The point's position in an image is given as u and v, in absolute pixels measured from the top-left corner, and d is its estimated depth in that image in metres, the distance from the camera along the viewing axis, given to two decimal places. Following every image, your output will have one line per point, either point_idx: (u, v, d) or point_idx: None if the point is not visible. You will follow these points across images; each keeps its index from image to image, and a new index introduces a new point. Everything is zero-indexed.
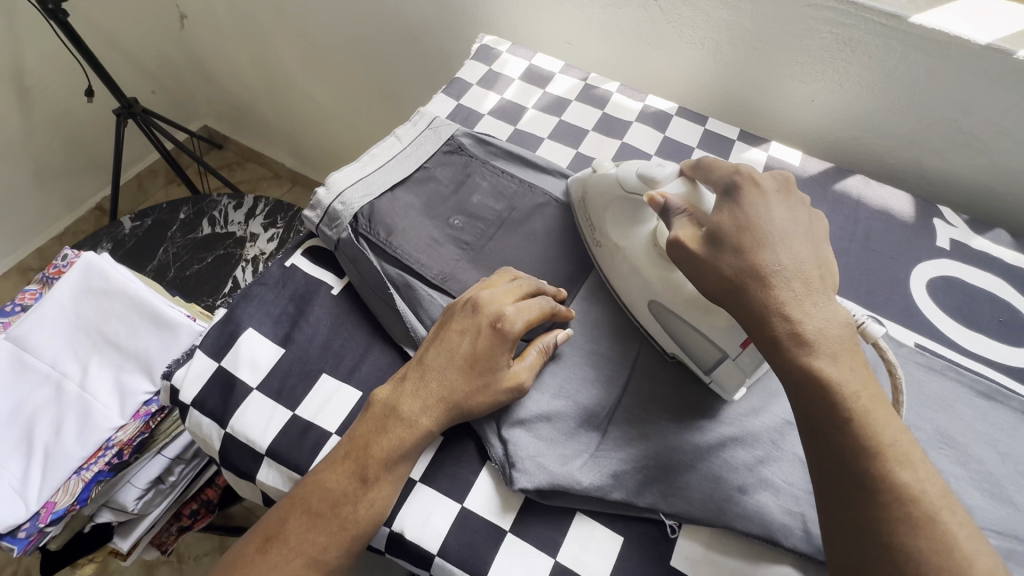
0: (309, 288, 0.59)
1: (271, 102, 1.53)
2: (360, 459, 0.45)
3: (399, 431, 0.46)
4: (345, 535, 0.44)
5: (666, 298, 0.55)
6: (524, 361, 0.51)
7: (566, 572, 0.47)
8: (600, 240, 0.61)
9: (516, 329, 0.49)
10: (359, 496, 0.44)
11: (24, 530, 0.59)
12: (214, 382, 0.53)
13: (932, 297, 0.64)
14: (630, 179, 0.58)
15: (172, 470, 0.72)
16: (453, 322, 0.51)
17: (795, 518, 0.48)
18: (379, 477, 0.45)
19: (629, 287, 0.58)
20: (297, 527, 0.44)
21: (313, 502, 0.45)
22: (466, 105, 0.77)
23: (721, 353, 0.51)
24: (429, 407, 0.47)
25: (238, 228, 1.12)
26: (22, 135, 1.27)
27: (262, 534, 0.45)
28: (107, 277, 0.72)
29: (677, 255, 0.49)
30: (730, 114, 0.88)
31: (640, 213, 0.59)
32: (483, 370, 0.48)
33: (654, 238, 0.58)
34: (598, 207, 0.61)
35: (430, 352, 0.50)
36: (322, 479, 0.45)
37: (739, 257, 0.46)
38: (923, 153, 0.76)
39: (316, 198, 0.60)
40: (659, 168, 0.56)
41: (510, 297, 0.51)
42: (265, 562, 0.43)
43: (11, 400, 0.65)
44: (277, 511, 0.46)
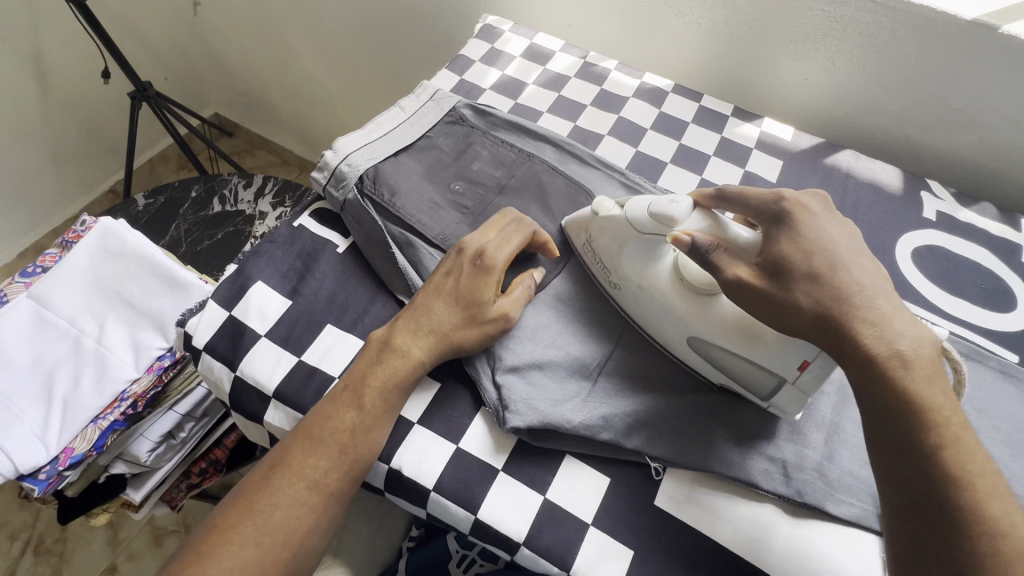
0: (315, 246, 0.62)
1: (280, 88, 1.56)
2: (358, 388, 0.50)
3: (393, 361, 0.51)
4: (345, 457, 0.48)
5: (709, 333, 0.51)
6: (510, 297, 0.54)
7: (555, 508, 0.50)
8: (617, 281, 0.57)
9: (496, 262, 0.54)
10: (357, 419, 0.49)
11: (44, 472, 0.62)
12: (225, 330, 0.56)
13: (917, 265, 0.66)
14: (642, 220, 0.54)
15: (183, 427, 0.75)
16: (441, 266, 0.56)
17: (776, 464, 0.51)
18: (375, 402, 0.49)
19: (665, 326, 0.54)
20: (300, 453, 0.48)
21: (314, 429, 0.48)
22: (469, 80, 0.80)
23: (778, 379, 0.49)
24: (420, 339, 0.52)
25: (248, 206, 1.15)
26: (40, 116, 1.31)
27: (268, 463, 0.48)
28: (124, 240, 0.75)
29: (739, 296, 0.46)
30: (727, 94, 0.90)
31: (653, 250, 0.55)
32: (470, 303, 0.53)
33: (677, 274, 0.54)
34: (612, 249, 0.57)
35: (422, 293, 0.54)
36: (323, 408, 0.49)
37: (812, 284, 0.44)
38: (912, 129, 0.78)
39: (324, 160, 0.63)
40: (669, 206, 0.51)
41: (492, 236, 0.56)
42: (271, 486, 0.47)
43: (32, 353, 0.69)
44: (282, 442, 0.49)
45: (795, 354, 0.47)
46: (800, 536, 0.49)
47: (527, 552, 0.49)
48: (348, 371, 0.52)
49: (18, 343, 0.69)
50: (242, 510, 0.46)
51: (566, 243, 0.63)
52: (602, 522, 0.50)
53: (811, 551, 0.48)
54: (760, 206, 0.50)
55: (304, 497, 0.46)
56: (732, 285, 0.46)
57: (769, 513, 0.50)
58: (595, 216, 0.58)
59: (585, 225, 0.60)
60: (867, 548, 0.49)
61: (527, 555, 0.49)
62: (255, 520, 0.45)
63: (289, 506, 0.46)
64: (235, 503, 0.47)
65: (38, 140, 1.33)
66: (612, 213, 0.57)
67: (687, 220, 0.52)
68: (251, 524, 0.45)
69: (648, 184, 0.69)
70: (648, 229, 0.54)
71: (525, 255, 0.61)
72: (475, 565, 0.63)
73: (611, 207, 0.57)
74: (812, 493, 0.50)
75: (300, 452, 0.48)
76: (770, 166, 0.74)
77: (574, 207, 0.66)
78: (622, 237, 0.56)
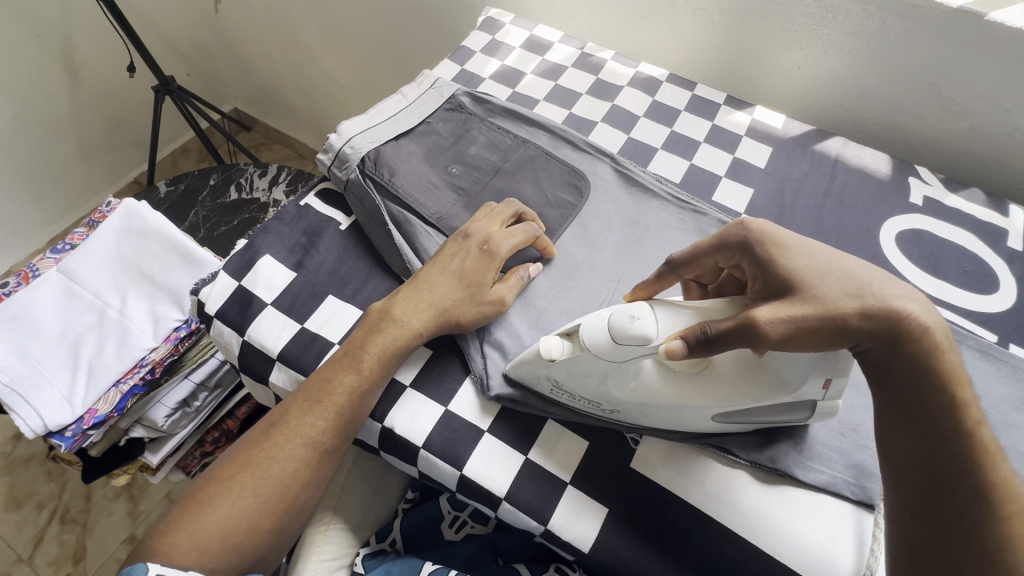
0: (320, 224, 0.66)
1: (296, 83, 1.61)
2: (357, 356, 0.53)
3: (393, 332, 0.54)
4: (340, 420, 0.52)
5: (730, 408, 0.48)
6: (507, 283, 0.58)
7: (535, 467, 0.53)
8: (613, 406, 0.52)
9: (501, 250, 0.57)
10: (355, 387, 0.52)
11: (71, 430, 0.68)
12: (234, 298, 0.61)
13: (901, 248, 0.68)
14: (604, 346, 0.47)
15: (197, 396, 0.79)
16: (445, 249, 0.59)
17: (766, 456, 0.53)
18: (372, 371, 0.53)
19: (683, 421, 0.51)
20: (300, 413, 0.51)
21: (315, 392, 0.52)
22: (469, 70, 0.84)
23: (809, 401, 0.49)
24: (418, 314, 0.55)
25: (263, 194, 1.20)
26: (70, 108, 1.38)
27: (268, 420, 0.53)
28: (146, 220, 0.81)
29: (788, 338, 0.41)
30: (722, 84, 0.92)
31: (631, 371, 0.49)
32: (468, 285, 0.56)
33: (664, 368, 0.49)
34: (590, 383, 0.50)
35: (423, 273, 0.57)
36: (323, 373, 0.53)
37: (831, 278, 0.43)
38: (904, 116, 0.79)
39: (329, 143, 0.67)
40: (633, 324, 0.45)
41: (497, 225, 0.59)
42: (272, 440, 0.51)
43: (61, 322, 0.74)
44: (283, 403, 0.53)
45: (820, 376, 0.46)
46: (769, 499, 0.52)
47: (508, 507, 0.52)
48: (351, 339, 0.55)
49: (48, 312, 0.74)
50: (245, 461, 0.50)
51: (525, 389, 0.56)
52: (580, 482, 0.53)
53: (780, 513, 0.51)
54: (721, 249, 0.50)
55: (301, 454, 0.51)
56: (775, 333, 0.41)
57: (741, 477, 0.53)
58: (551, 362, 0.50)
59: (543, 370, 0.52)
60: (837, 514, 0.51)
61: (508, 509, 0.52)
62: (255, 471, 0.50)
63: (287, 461, 0.50)
64: (239, 453, 0.51)
65: (68, 132, 1.40)
66: (567, 351, 0.49)
67: (658, 327, 0.46)
68: (252, 474, 0.50)
69: (638, 168, 0.72)
70: (614, 354, 0.47)
71: None
72: (467, 526, 0.66)
73: (560, 344, 0.50)
74: (785, 460, 0.52)
75: (300, 412, 0.51)
76: (759, 153, 0.76)
77: (565, 190, 0.69)
78: (596, 370, 0.49)
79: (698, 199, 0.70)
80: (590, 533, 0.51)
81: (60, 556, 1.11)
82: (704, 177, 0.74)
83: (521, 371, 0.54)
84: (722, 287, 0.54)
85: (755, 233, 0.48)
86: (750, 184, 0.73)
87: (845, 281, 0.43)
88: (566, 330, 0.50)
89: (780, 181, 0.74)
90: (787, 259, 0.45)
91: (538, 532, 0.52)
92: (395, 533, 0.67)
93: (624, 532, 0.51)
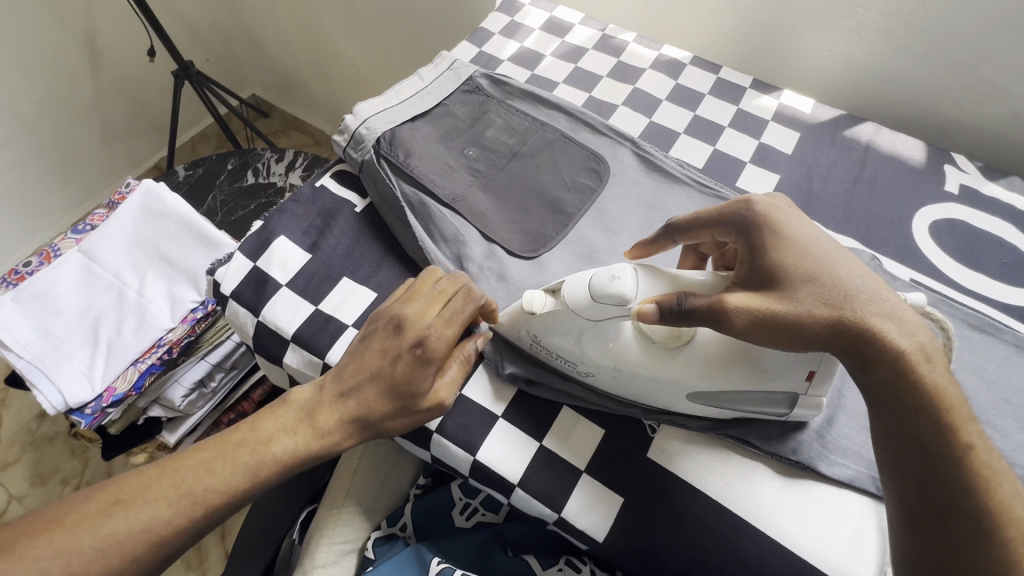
0: (335, 206, 0.66)
1: (313, 69, 1.61)
2: (254, 457, 0.46)
3: (306, 436, 0.48)
4: (205, 521, 0.44)
5: (706, 384, 0.48)
6: (446, 379, 0.50)
7: (550, 454, 0.52)
8: (587, 368, 0.52)
9: (438, 351, 0.48)
10: (238, 487, 0.45)
11: (90, 408, 0.69)
12: (249, 279, 0.60)
13: (935, 238, 0.65)
14: (583, 303, 0.46)
15: (213, 376, 0.79)
16: (375, 341, 0.50)
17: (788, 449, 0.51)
18: (265, 474, 0.46)
19: (659, 392, 0.50)
20: (157, 498, 0.43)
21: (186, 482, 0.44)
22: (488, 52, 0.82)
23: (791, 395, 0.49)
24: (333, 422, 0.48)
25: (279, 179, 1.20)
26: (92, 92, 1.39)
27: (111, 493, 0.42)
28: (164, 201, 0.81)
29: (750, 329, 0.41)
30: (748, 67, 0.89)
31: (609, 332, 0.49)
32: (396, 396, 0.48)
33: (644, 338, 0.49)
34: (566, 343, 0.50)
35: (345, 369, 0.49)
36: (205, 459, 0.45)
37: (813, 286, 0.41)
38: (941, 101, 0.76)
39: (344, 124, 0.67)
40: (612, 285, 0.44)
41: (434, 311, 0.50)
42: (106, 526, 0.41)
43: (81, 300, 0.75)
44: (142, 474, 0.44)
45: (803, 365, 0.46)
46: (790, 493, 0.50)
47: (522, 494, 0.51)
48: (245, 425, 0.48)
49: (68, 290, 0.75)
50: (57, 543, 0.39)
51: (506, 346, 0.56)
52: (594, 469, 0.52)
53: (801, 507, 0.49)
54: (723, 222, 0.47)
55: (135, 554, 0.41)
56: (739, 321, 0.41)
57: (760, 471, 0.51)
58: (531, 314, 0.50)
59: (523, 324, 0.52)
60: (860, 510, 0.49)
61: (521, 496, 0.51)
62: (67, 562, 0.39)
63: (114, 558, 0.40)
64: (50, 529, 0.40)
65: (90, 116, 1.42)
66: (549, 307, 0.49)
67: (637, 289, 0.45)
68: (60, 564, 0.39)
69: (660, 153, 0.70)
70: (592, 312, 0.46)
71: (532, 218, 0.63)
72: (478, 514, 0.65)
73: (543, 299, 0.49)
74: (807, 451, 0.51)
75: (157, 500, 0.43)
76: (786, 138, 0.74)
77: (584, 174, 0.67)
78: (573, 328, 0.49)
79: (721, 185, 0.68)
80: (603, 522, 0.50)
81: None
82: (728, 163, 0.71)
83: (504, 325, 0.54)
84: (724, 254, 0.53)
85: (758, 214, 0.46)
86: (776, 170, 0.71)
87: (830, 290, 0.41)
88: (551, 287, 0.49)
89: (807, 167, 0.71)
90: (782, 254, 0.43)
91: (552, 519, 0.51)
92: (405, 518, 0.67)
93: (638, 522, 0.50)
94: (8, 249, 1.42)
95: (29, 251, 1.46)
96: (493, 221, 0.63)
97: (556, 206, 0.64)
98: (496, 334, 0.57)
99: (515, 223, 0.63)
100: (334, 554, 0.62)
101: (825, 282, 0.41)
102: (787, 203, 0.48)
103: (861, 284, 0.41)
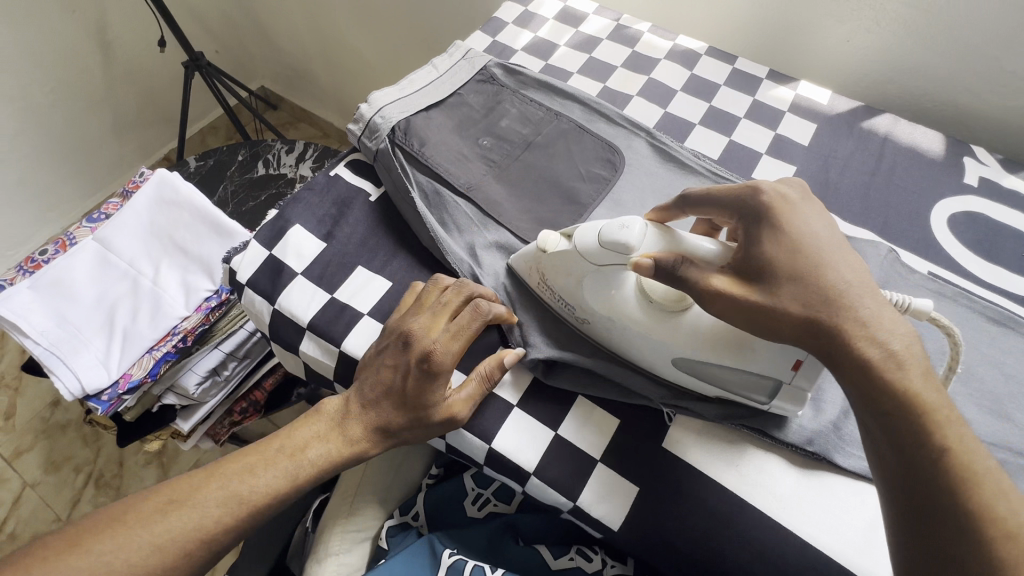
0: (350, 195, 0.66)
1: (322, 60, 1.60)
2: (289, 462, 0.49)
3: (337, 444, 0.50)
4: (251, 521, 0.47)
5: (694, 353, 0.49)
6: (460, 393, 0.50)
7: (565, 443, 0.52)
8: (584, 315, 0.54)
9: (447, 363, 0.48)
10: (279, 490, 0.48)
11: (107, 394, 0.70)
12: (265, 267, 0.61)
13: (953, 231, 0.64)
14: (591, 245, 0.49)
15: (227, 365, 0.80)
16: (388, 355, 0.51)
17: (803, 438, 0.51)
18: (302, 479, 0.49)
19: (645, 352, 0.52)
20: (206, 500, 0.46)
21: (230, 487, 0.47)
22: (501, 42, 0.82)
23: (773, 381, 0.48)
24: (361, 432, 0.50)
25: (289, 170, 1.20)
26: (103, 83, 1.39)
27: (167, 495, 0.46)
28: (178, 190, 0.81)
29: (726, 313, 0.43)
30: (764, 58, 0.88)
31: (612, 282, 0.51)
32: (412, 409, 0.49)
33: (644, 296, 0.51)
34: (569, 285, 0.53)
35: (363, 382, 0.51)
36: (247, 463, 0.48)
37: (795, 287, 0.41)
38: (961, 93, 0.75)
39: (359, 113, 0.67)
40: (620, 232, 0.47)
41: (444, 323, 0.50)
42: (162, 524, 0.44)
43: (97, 289, 0.76)
44: (193, 477, 0.48)
45: (788, 355, 0.46)
46: (806, 484, 0.50)
47: (537, 482, 0.52)
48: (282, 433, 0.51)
49: (85, 279, 0.76)
50: (120, 538, 0.43)
51: (517, 279, 0.59)
52: (609, 458, 0.52)
53: (817, 498, 0.49)
54: (734, 204, 0.47)
55: (188, 551, 0.44)
56: (719, 305, 0.43)
57: (776, 462, 0.51)
58: (543, 254, 0.54)
59: (535, 263, 0.55)
60: (875, 501, 0.49)
61: (536, 484, 0.52)
62: (128, 557, 0.43)
63: (170, 553, 0.44)
64: (114, 526, 0.44)
65: (100, 107, 1.42)
66: (561, 248, 0.52)
67: (643, 240, 0.47)
68: (121, 558, 0.43)
69: (674, 143, 0.69)
70: (599, 254, 0.49)
71: (547, 208, 0.63)
72: (490, 504, 0.66)
73: (558, 240, 0.53)
74: (823, 443, 0.51)
75: (206, 501, 0.46)
76: (803, 130, 0.73)
77: (598, 164, 0.67)
78: (578, 271, 0.52)
79: (737, 176, 0.68)
80: (617, 511, 0.50)
81: None
82: (744, 154, 0.71)
83: (517, 260, 0.58)
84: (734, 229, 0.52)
85: (765, 204, 0.45)
86: (792, 162, 0.70)
87: (814, 291, 0.40)
88: (567, 231, 0.53)
89: (824, 159, 0.70)
90: (770, 248, 0.43)
91: (567, 507, 0.51)
92: (418, 507, 0.67)
93: (652, 511, 0.50)
94: (21, 239, 1.43)
95: (41, 241, 1.47)
96: (508, 211, 0.63)
97: (571, 196, 0.64)
98: (508, 268, 0.60)
99: (530, 213, 0.63)
100: (348, 541, 0.63)
101: (811, 284, 0.40)
102: (800, 194, 0.47)
103: (852, 289, 0.40)
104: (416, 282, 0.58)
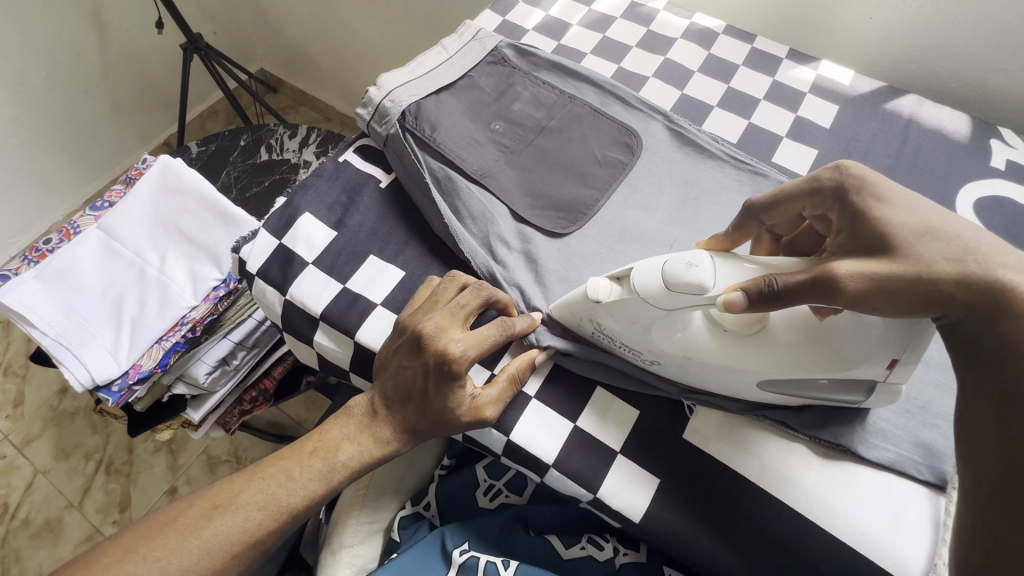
0: (359, 181, 0.64)
1: (322, 42, 1.56)
2: (326, 464, 0.49)
3: (369, 446, 0.50)
4: (291, 523, 0.48)
5: (781, 373, 0.47)
6: (490, 392, 0.49)
7: (584, 435, 0.52)
8: (654, 357, 0.50)
9: (465, 365, 0.46)
10: (315, 492, 0.48)
11: (117, 385, 0.69)
12: (276, 256, 0.60)
13: (978, 216, 0.63)
14: (658, 293, 0.44)
15: (236, 354, 0.78)
16: (403, 357, 0.49)
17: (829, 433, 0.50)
18: (337, 480, 0.49)
19: (725, 380, 0.49)
20: (247, 504, 0.46)
21: (269, 491, 0.47)
22: (512, 21, 0.79)
23: (868, 381, 0.46)
24: (391, 431, 0.50)
25: (293, 155, 1.18)
26: (100, 69, 1.37)
27: (209, 501, 0.46)
28: (182, 177, 0.79)
29: (864, 296, 0.38)
30: (784, 37, 0.85)
31: (678, 323, 0.48)
32: (436, 410, 0.48)
33: (715, 326, 0.48)
34: (633, 331, 0.49)
35: (386, 383, 0.50)
36: (283, 467, 0.48)
37: (931, 241, 0.39)
38: (988, 72, 0.72)
39: (367, 96, 0.65)
40: (690, 272, 0.42)
41: (460, 327, 0.49)
42: (208, 529, 0.45)
43: (103, 279, 0.75)
44: (231, 482, 0.48)
45: (885, 355, 0.44)
46: (830, 476, 0.49)
47: (556, 474, 0.51)
48: (315, 434, 0.50)
49: (91, 269, 0.75)
50: (170, 545, 0.44)
51: (565, 328, 0.55)
52: (629, 451, 0.51)
53: (842, 489, 0.48)
54: (813, 193, 0.45)
55: (235, 554, 0.45)
56: (853, 288, 0.38)
57: (798, 453, 0.50)
58: (598, 304, 0.48)
59: (587, 312, 0.50)
60: (899, 493, 0.48)
61: (556, 476, 0.51)
62: (179, 561, 0.43)
63: (218, 557, 0.44)
64: (162, 532, 0.44)
65: (97, 92, 1.39)
66: (617, 296, 0.47)
67: (716, 276, 0.42)
68: (171, 563, 0.43)
69: (693, 126, 0.67)
70: (668, 301, 0.44)
71: (565, 194, 0.61)
72: (502, 495, 0.65)
73: (609, 286, 0.48)
74: (847, 434, 0.49)
75: (247, 506, 0.46)
76: (824, 112, 0.71)
77: (615, 148, 0.65)
78: (642, 318, 0.47)
79: (757, 160, 0.65)
80: (638, 504, 0.50)
81: (107, 504, 1.16)
82: (764, 138, 0.69)
83: (566, 310, 0.52)
84: (798, 242, 0.51)
85: (848, 186, 0.43)
86: (814, 145, 0.68)
87: (948, 246, 0.38)
88: (616, 274, 0.48)
89: (846, 142, 0.68)
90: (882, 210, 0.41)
91: (586, 499, 0.51)
92: (429, 498, 0.67)
93: (673, 504, 0.49)
94: (22, 227, 1.41)
95: (43, 229, 1.46)
96: (524, 197, 0.61)
97: (587, 181, 0.63)
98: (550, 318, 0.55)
99: (548, 198, 0.61)
100: (362, 533, 0.63)
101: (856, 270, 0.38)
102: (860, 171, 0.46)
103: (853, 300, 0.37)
104: (430, 276, 0.57)
